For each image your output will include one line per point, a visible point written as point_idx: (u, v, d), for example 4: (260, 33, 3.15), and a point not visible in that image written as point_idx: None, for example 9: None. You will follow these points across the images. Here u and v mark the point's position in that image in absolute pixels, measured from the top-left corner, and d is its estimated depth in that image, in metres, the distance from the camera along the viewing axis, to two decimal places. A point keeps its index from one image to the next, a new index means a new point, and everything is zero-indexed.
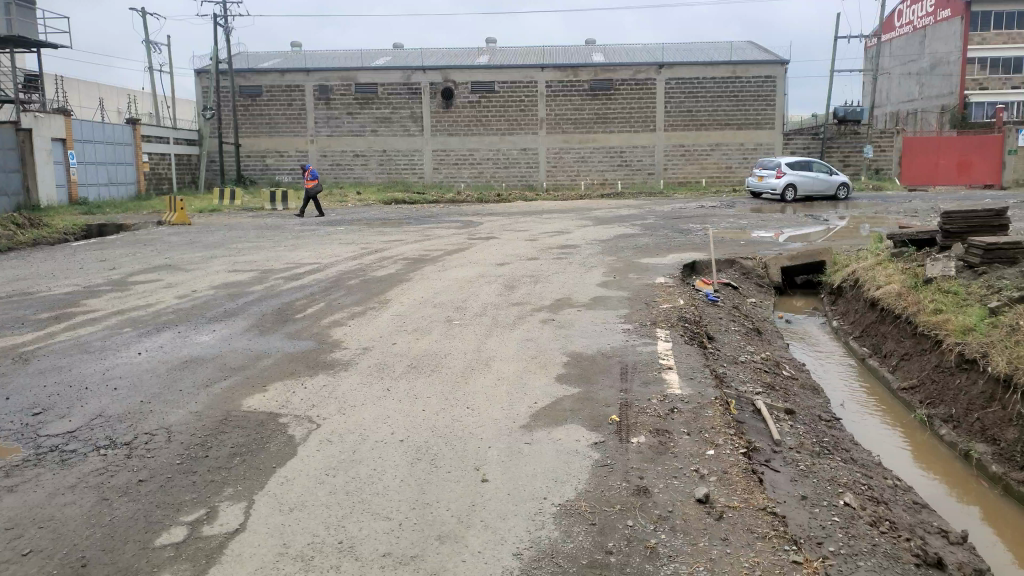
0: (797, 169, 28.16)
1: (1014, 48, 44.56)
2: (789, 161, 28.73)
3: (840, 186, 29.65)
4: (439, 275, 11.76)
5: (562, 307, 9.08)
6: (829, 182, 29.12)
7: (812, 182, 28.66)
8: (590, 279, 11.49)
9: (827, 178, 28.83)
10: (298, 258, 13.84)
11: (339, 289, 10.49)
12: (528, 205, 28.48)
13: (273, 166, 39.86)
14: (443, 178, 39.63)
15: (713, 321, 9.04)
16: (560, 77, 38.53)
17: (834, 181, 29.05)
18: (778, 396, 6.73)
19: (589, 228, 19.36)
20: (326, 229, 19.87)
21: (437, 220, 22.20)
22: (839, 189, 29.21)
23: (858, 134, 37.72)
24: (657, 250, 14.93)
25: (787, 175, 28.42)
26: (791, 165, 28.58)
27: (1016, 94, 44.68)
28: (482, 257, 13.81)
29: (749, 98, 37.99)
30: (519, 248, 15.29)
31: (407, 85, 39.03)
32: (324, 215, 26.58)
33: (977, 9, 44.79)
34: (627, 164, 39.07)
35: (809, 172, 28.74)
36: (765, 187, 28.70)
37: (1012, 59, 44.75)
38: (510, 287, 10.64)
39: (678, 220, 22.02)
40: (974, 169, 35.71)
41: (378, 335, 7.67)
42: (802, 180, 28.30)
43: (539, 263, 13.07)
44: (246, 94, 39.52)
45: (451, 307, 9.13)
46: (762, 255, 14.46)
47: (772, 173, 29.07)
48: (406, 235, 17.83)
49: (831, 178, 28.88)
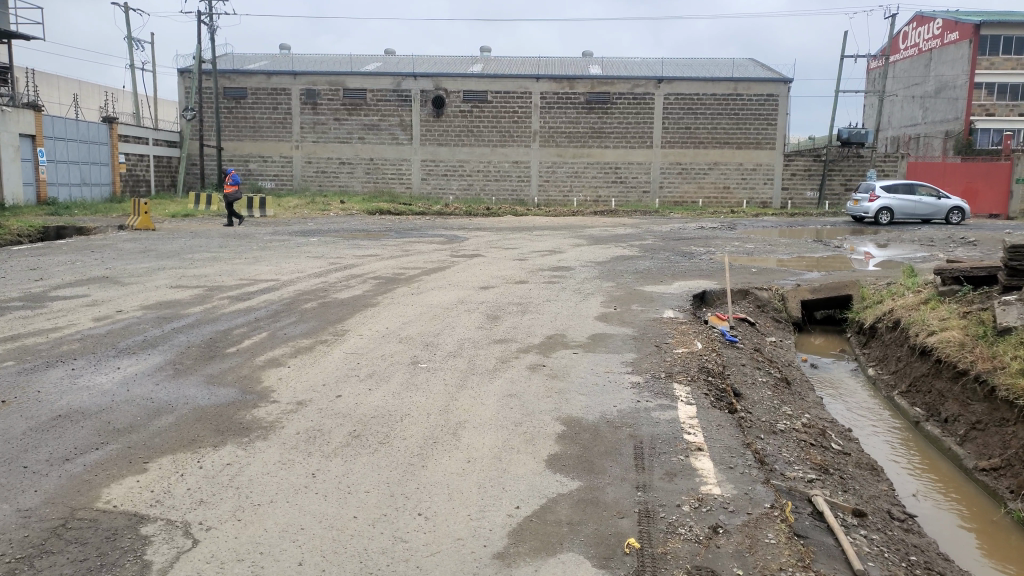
0: (893, 192, 27.07)
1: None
2: (887, 185, 27.58)
3: (954, 211, 27.86)
4: (414, 300, 10.15)
5: (557, 348, 7.47)
6: (939, 205, 27.62)
7: (914, 206, 27.39)
8: (588, 309, 9.92)
9: (933, 202, 27.30)
10: (256, 274, 12.15)
11: (292, 315, 8.81)
12: (520, 220, 26.96)
13: (256, 171, 38.21)
14: (431, 190, 38.07)
15: (739, 372, 7.53)
16: (555, 88, 37.15)
17: (943, 205, 27.41)
18: (836, 484, 5.20)
19: (585, 248, 17.79)
20: (297, 240, 18.25)
21: (421, 233, 20.61)
22: (950, 214, 27.52)
23: (862, 157, 36.68)
24: (661, 276, 13.39)
25: (882, 198, 27.41)
26: (889, 188, 27.50)
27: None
28: (462, 278, 12.21)
29: (749, 116, 36.68)
30: (507, 268, 13.69)
31: (398, 92, 37.53)
32: (303, 225, 25.03)
33: (985, 33, 43.91)
34: (622, 181, 37.64)
35: (910, 196, 27.42)
36: (859, 211, 27.78)
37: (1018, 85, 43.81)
38: (496, 318, 9.07)
39: (679, 242, 20.61)
40: (979, 198, 33.72)
41: (323, 383, 5.99)
42: (900, 205, 27.15)
43: (529, 288, 11.48)
44: (231, 97, 37.84)
45: (421, 343, 7.49)
46: (779, 286, 13.03)
47: (869, 197, 28.03)
48: (383, 250, 16.22)
49: (939, 202, 27.31)
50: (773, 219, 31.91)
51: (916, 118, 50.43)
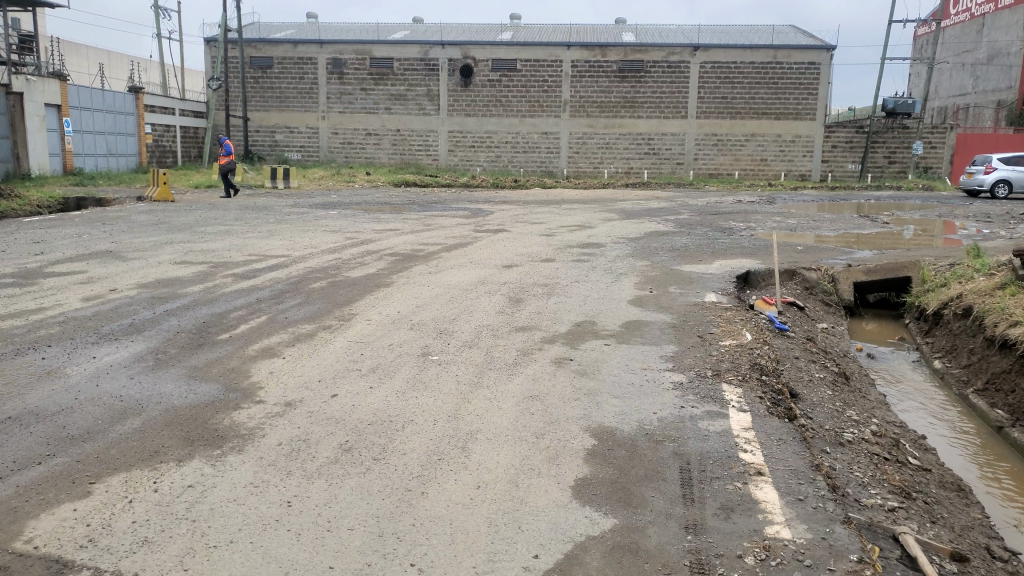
0: (1012, 164, 25.92)
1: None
2: (1004, 157, 26.38)
3: None
4: (432, 279, 9.37)
5: (585, 339, 6.64)
6: None
7: None
8: (622, 292, 9.05)
9: None
10: (267, 249, 11.45)
11: (297, 296, 8.07)
12: (549, 193, 26.03)
13: (282, 142, 37.57)
14: (458, 162, 37.16)
15: (793, 367, 6.67)
16: (587, 56, 35.85)
17: None
18: (922, 514, 4.37)
19: (617, 224, 16.84)
20: (316, 213, 17.55)
21: (445, 206, 19.80)
22: None
23: (908, 129, 35.08)
24: (699, 254, 12.44)
25: (998, 170, 26.27)
26: (1007, 160, 26.32)
27: None
28: (485, 255, 11.42)
29: (789, 85, 35.09)
30: (533, 245, 12.84)
31: (425, 60, 36.52)
32: (327, 197, 24.38)
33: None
34: (655, 152, 36.34)
35: None
36: (972, 183, 26.75)
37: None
38: (519, 301, 8.26)
39: (716, 216, 19.57)
40: None
41: (318, 380, 5.24)
42: (1018, 177, 25.94)
43: (557, 268, 10.64)
44: (256, 66, 37.16)
45: (434, 331, 6.72)
46: (829, 266, 12.03)
47: (983, 169, 26.92)
48: (404, 224, 15.45)
49: None
50: (814, 193, 30.55)
51: (965, 87, 48.15)
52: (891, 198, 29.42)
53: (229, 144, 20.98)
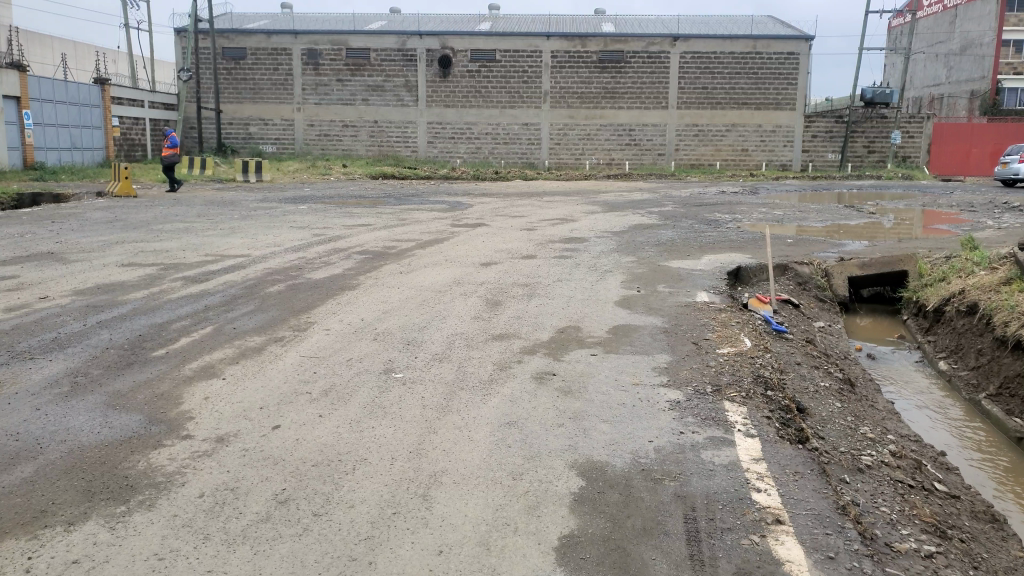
0: None
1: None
2: None
3: None
4: (401, 280, 8.64)
5: (570, 349, 5.94)
6: None
7: None
8: (607, 292, 8.36)
9: None
10: (225, 249, 10.64)
11: (250, 302, 7.31)
12: (529, 185, 25.31)
13: (257, 134, 36.50)
14: (438, 154, 36.26)
15: (798, 377, 6.01)
16: (566, 47, 35.14)
17: None
18: (964, 556, 3.74)
19: (600, 217, 16.16)
20: (285, 208, 16.72)
21: (422, 199, 19.06)
22: None
23: (886, 118, 34.80)
24: (687, 248, 11.80)
25: None
26: None
27: None
28: (461, 252, 10.71)
29: (770, 75, 34.60)
30: (512, 241, 12.14)
31: (402, 51, 35.66)
32: (299, 191, 23.52)
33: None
34: (636, 143, 35.68)
35: None
36: (1008, 173, 26.30)
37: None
38: (496, 304, 7.56)
39: (701, 208, 18.99)
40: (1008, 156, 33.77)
41: (260, 406, 4.50)
42: None
43: (537, 265, 9.93)
44: (229, 57, 36.03)
45: (401, 342, 6.00)
46: (821, 259, 11.40)
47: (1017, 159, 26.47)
48: (377, 219, 14.67)
49: None
50: (797, 184, 30.10)
51: (941, 77, 48.10)
52: (873, 188, 29.08)
53: (173, 137, 19.87)
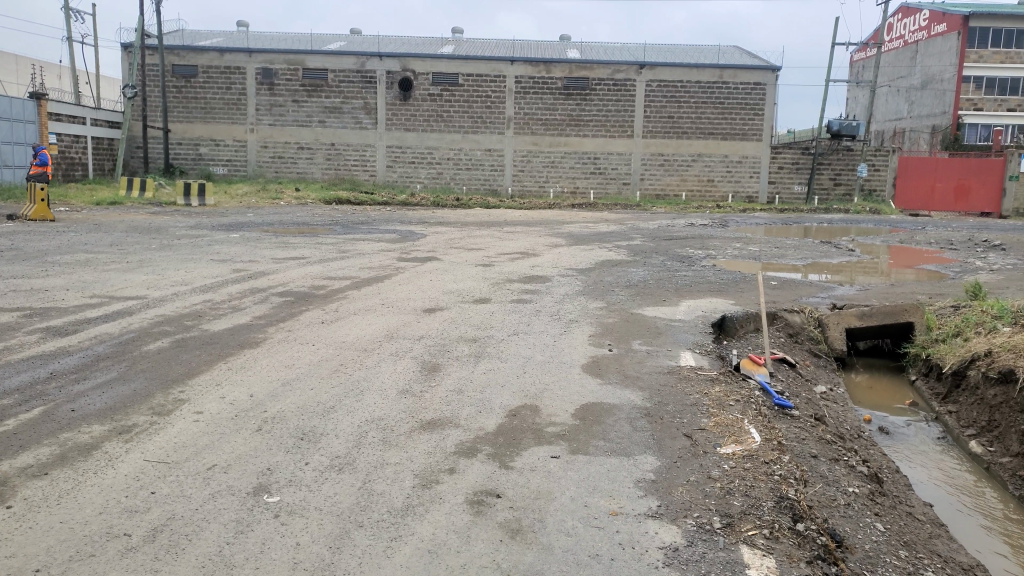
0: None
1: (1013, 68, 41.76)
2: None
3: None
4: (321, 333, 7.05)
5: (520, 446, 4.41)
6: None
7: None
8: (572, 350, 6.87)
9: None
10: (119, 288, 8.93)
11: (113, 367, 5.66)
12: (489, 214, 23.91)
13: (207, 155, 34.55)
14: (397, 179, 34.73)
15: (824, 488, 4.56)
16: (531, 72, 33.99)
17: None
18: None
19: (564, 250, 14.80)
20: (214, 236, 15.03)
21: (372, 227, 17.55)
22: None
23: (852, 150, 34.22)
24: (660, 291, 10.43)
25: None
26: None
27: (1012, 117, 41.98)
28: (401, 294, 9.19)
29: (736, 106, 33.86)
30: (464, 279, 10.67)
31: (361, 72, 34.08)
32: (242, 216, 21.82)
33: (975, 25, 41.91)
34: (601, 172, 34.63)
35: None
36: None
37: (1010, 80, 41.93)
38: (434, 367, 6.03)
39: (672, 242, 17.78)
40: (972, 195, 32.46)
41: (34, 567, 3.05)
42: None
43: (489, 312, 8.43)
44: (179, 74, 34.08)
45: (291, 437, 4.46)
46: (813, 307, 10.13)
47: None
48: (314, 251, 13.06)
49: None
50: (766, 216, 29.24)
51: (901, 112, 48.31)
52: (843, 222, 28.40)
53: (43, 154, 18.01)
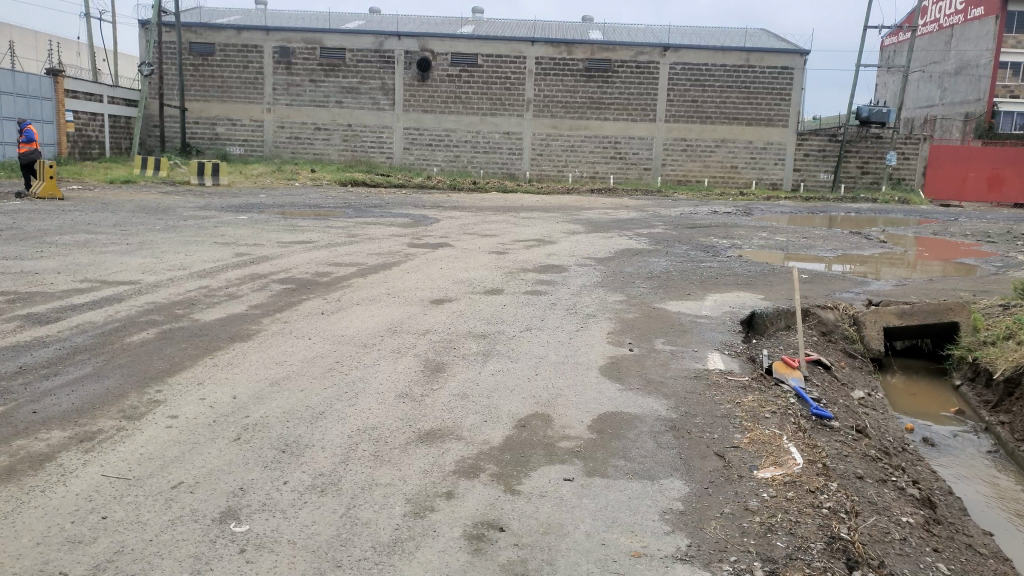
0: None
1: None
2: None
3: None
4: (319, 325, 6.52)
5: (529, 465, 3.87)
6: None
7: None
8: (590, 349, 6.30)
9: None
10: (113, 272, 8.46)
11: (87, 361, 5.14)
12: (506, 199, 23.39)
13: (223, 135, 34.16)
14: (414, 161, 34.18)
15: (874, 520, 3.98)
16: (552, 53, 33.22)
17: None
18: None
19: (582, 238, 14.21)
20: (221, 218, 14.59)
21: (385, 211, 17.05)
22: None
23: (882, 138, 33.15)
24: (684, 284, 9.82)
25: None
26: None
27: None
28: (408, 283, 8.66)
29: (762, 91, 32.91)
30: (477, 268, 10.14)
31: (379, 52, 33.54)
32: (254, 197, 21.43)
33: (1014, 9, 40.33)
34: (622, 157, 33.85)
35: None
36: None
37: None
38: (439, 367, 5.47)
39: (695, 231, 17.14)
40: (1005, 186, 32.10)
41: None
42: None
43: (501, 304, 7.89)
44: (195, 52, 33.67)
45: (272, 449, 3.91)
46: (847, 304, 9.49)
47: None
48: (322, 235, 12.58)
49: None
50: (790, 204, 28.43)
51: (932, 98, 46.95)
52: (872, 211, 27.52)
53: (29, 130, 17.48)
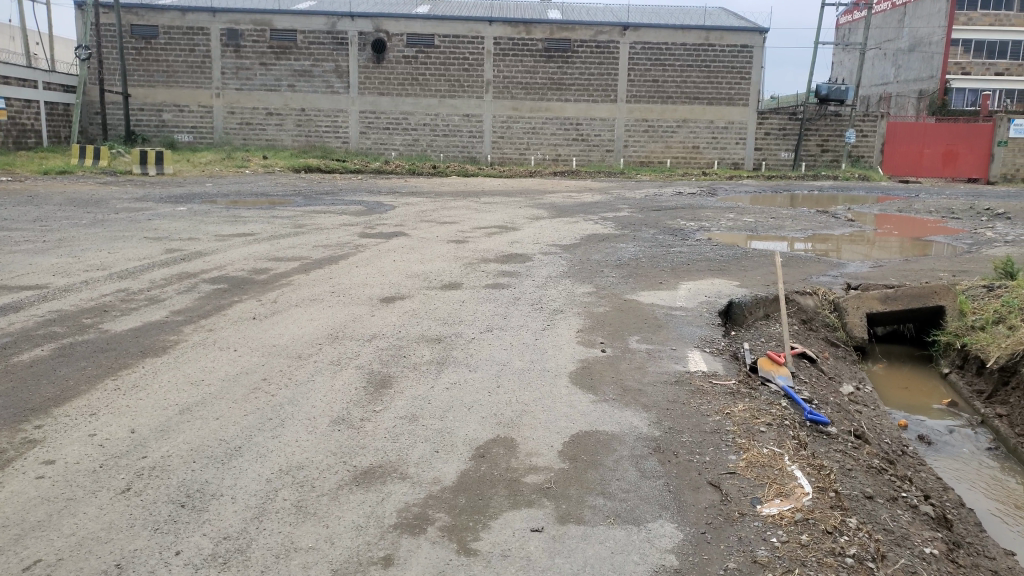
0: None
1: (999, 31, 41.03)
2: None
3: None
4: (250, 333, 5.73)
5: (487, 512, 3.15)
6: None
7: None
8: (558, 352, 5.58)
9: None
10: (19, 276, 7.48)
11: None
12: (466, 183, 22.65)
13: (171, 122, 32.60)
14: (371, 146, 33.05)
15: (898, 558, 3.21)
16: (510, 33, 32.31)
17: None
18: None
19: (546, 224, 13.51)
20: (158, 209, 13.55)
21: (339, 198, 16.18)
22: None
23: (840, 116, 33.04)
24: (655, 271, 9.16)
25: None
26: None
27: (999, 82, 41.49)
28: (356, 279, 7.83)
29: (722, 69, 32.46)
30: (434, 260, 9.38)
31: (332, 34, 32.25)
32: (200, 187, 20.35)
33: None
34: (583, 138, 33.18)
35: None
36: None
37: (997, 43, 41.29)
38: (385, 381, 4.72)
39: (661, 213, 16.60)
40: (960, 160, 31.81)
41: None
42: None
43: (458, 301, 7.13)
44: (137, 35, 31.99)
45: (169, 503, 3.17)
46: (826, 289, 8.94)
47: None
48: (267, 226, 11.65)
49: None
50: (755, 183, 28.10)
51: (887, 76, 47.16)
52: (835, 189, 27.35)
53: None
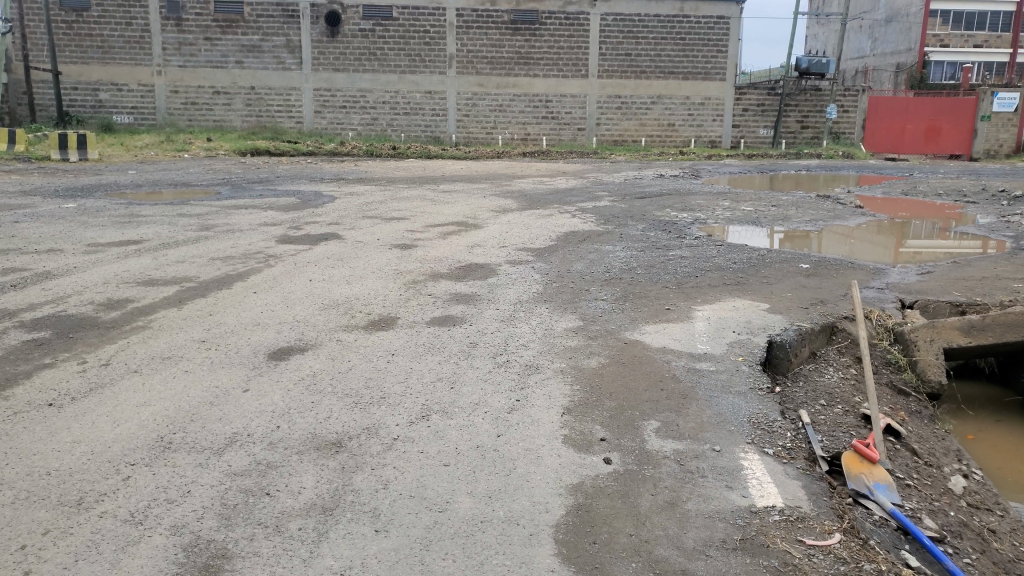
0: None
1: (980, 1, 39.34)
2: None
3: None
4: (17, 446, 3.42)
5: None
6: None
7: None
8: (534, 467, 3.40)
9: None
10: None
11: None
12: (426, 168, 20.24)
13: (108, 102, 29.39)
14: (327, 125, 30.41)
15: None
16: (474, 3, 29.75)
17: None
18: None
19: (513, 219, 11.30)
20: (40, 208, 11.02)
21: (271, 189, 13.74)
22: None
23: (821, 90, 30.94)
24: (656, 290, 7.02)
25: None
26: None
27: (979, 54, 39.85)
28: (245, 316, 5.58)
29: (698, 41, 30.27)
30: (363, 277, 7.11)
31: (282, 5, 29.36)
32: (119, 176, 17.63)
33: None
34: (554, 117, 30.87)
35: None
36: None
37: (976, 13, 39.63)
38: None
39: (646, 201, 14.47)
40: (942, 137, 29.98)
41: None
42: None
43: (384, 354, 4.90)
44: (67, 7, 28.51)
45: None
46: (882, 311, 6.82)
47: None
48: (165, 229, 9.27)
49: None
50: (738, 164, 26.07)
51: (863, 49, 45.35)
52: (823, 168, 25.49)
53: None
